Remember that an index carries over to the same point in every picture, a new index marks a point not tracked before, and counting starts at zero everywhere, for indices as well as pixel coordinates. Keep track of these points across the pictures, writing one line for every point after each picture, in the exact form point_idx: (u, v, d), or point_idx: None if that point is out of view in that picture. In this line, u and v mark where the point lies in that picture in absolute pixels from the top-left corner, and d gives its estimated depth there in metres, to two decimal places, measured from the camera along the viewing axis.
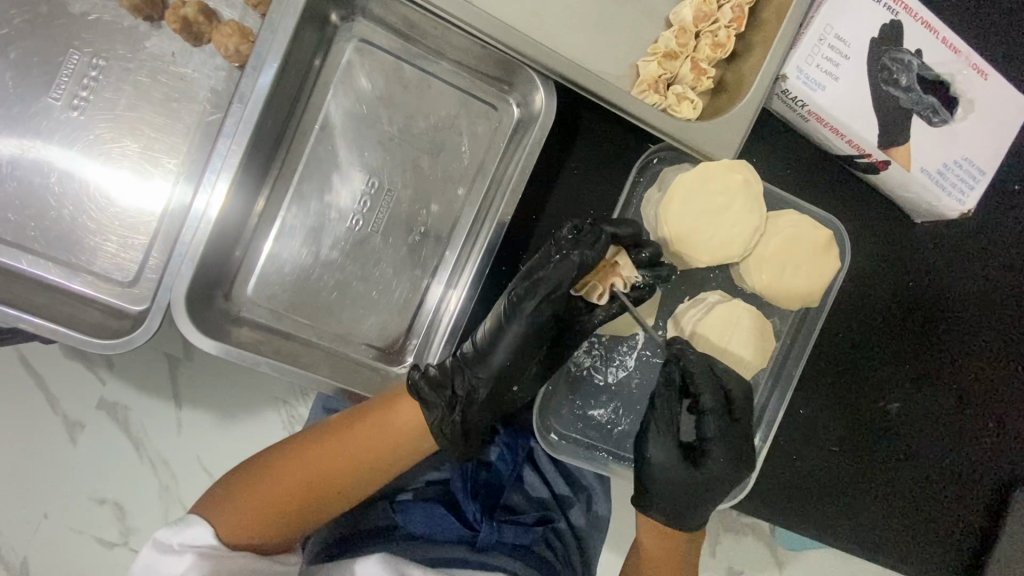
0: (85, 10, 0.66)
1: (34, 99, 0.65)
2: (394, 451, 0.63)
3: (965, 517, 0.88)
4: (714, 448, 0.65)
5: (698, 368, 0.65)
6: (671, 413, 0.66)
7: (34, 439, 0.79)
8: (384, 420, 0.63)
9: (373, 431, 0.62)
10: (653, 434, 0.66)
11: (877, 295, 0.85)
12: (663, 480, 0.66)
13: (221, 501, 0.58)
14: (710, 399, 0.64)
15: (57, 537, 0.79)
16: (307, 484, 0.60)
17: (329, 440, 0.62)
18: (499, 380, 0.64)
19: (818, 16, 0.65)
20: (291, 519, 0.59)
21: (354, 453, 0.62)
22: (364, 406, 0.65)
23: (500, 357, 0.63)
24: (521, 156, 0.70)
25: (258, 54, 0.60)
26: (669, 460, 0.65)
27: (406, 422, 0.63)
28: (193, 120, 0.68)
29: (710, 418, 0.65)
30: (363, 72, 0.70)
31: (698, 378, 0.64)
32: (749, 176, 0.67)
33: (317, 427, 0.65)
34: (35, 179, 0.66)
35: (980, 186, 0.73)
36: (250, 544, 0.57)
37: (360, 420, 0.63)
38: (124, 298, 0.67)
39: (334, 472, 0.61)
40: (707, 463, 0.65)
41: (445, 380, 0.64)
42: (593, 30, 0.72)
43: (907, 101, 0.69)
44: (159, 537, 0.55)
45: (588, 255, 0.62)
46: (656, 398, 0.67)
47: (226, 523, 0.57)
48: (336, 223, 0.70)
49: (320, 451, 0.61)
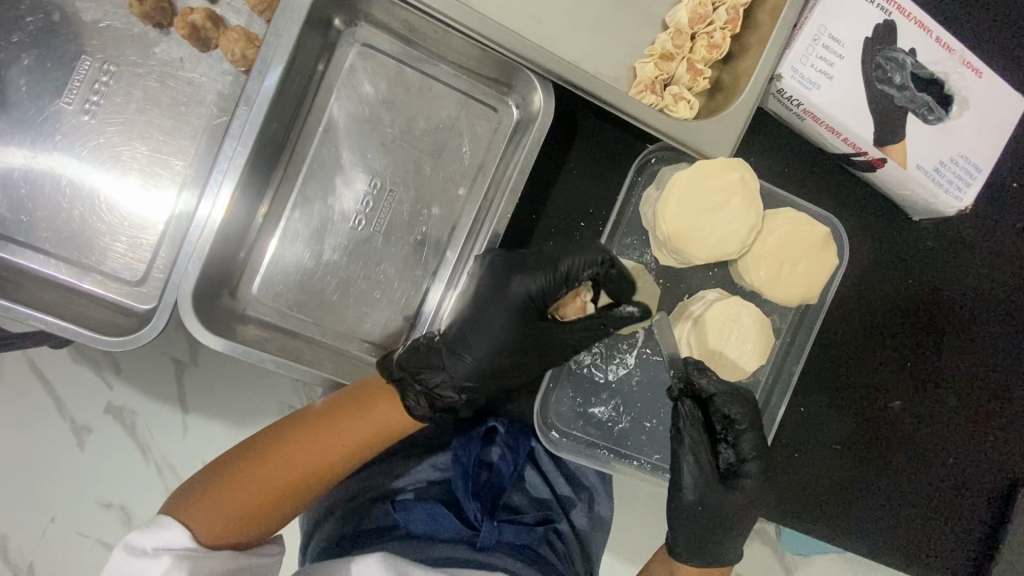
0: (96, 17, 0.68)
1: (47, 104, 0.67)
2: (376, 442, 0.64)
3: (971, 521, 0.88)
4: (751, 465, 0.67)
5: (726, 392, 0.66)
6: (703, 442, 0.66)
7: (42, 441, 0.80)
8: (366, 411, 0.64)
9: (357, 423, 0.63)
10: (694, 469, 0.66)
11: (876, 292, 0.86)
12: (707, 509, 0.66)
13: (194, 499, 0.56)
14: (741, 418, 0.66)
15: (64, 540, 0.81)
16: (284, 477, 0.59)
17: (307, 432, 0.62)
18: (500, 384, 0.67)
19: (812, 16, 0.66)
20: (272, 513, 0.58)
21: (339, 445, 0.62)
22: (335, 397, 0.65)
23: (481, 346, 0.64)
24: (521, 156, 0.71)
25: (264, 58, 0.61)
26: (711, 490, 0.66)
27: (389, 413, 0.64)
28: (201, 124, 0.70)
29: (747, 435, 0.67)
30: (366, 76, 0.72)
31: (727, 399, 0.66)
32: (747, 174, 0.68)
33: (287, 420, 0.63)
34: (47, 182, 0.67)
35: (978, 181, 0.73)
36: (230, 543, 0.55)
37: (338, 412, 0.63)
38: (133, 296, 0.69)
39: (320, 464, 0.61)
40: (747, 481, 0.67)
41: (456, 402, 0.66)
42: (591, 34, 0.73)
43: (902, 99, 0.69)
44: (130, 540, 0.51)
45: (575, 264, 0.62)
46: (684, 432, 0.66)
47: (205, 523, 0.54)
48: (340, 224, 0.71)
49: (294, 446, 0.61)
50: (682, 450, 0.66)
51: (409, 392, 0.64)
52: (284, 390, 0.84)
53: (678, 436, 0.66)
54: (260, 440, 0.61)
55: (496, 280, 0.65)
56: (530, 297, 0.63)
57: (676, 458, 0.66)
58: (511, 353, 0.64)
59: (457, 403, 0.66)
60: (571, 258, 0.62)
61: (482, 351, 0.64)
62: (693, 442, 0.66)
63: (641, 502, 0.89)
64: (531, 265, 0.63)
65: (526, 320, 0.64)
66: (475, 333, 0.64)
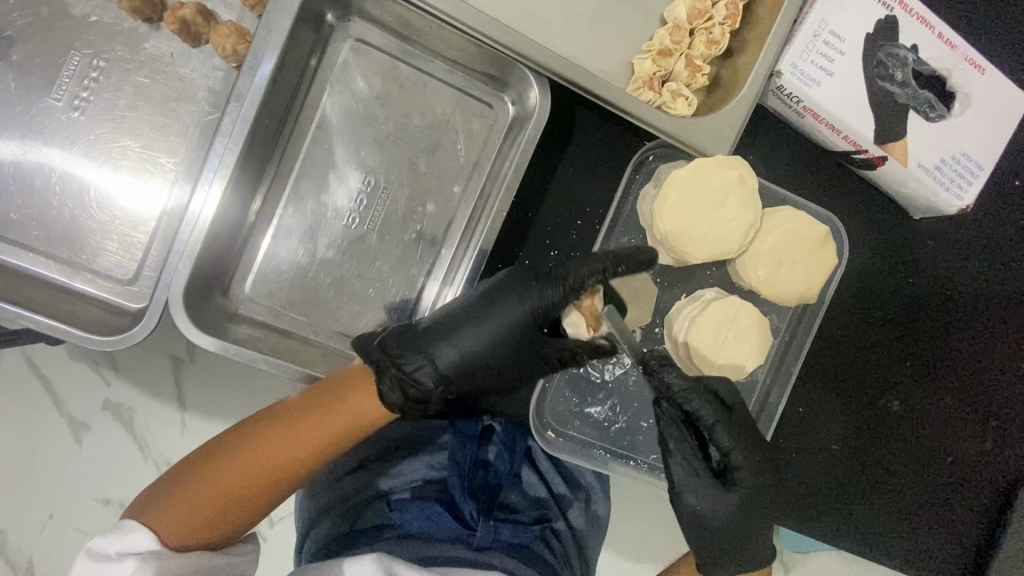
0: (86, 12, 0.67)
1: (36, 101, 0.66)
2: (352, 437, 0.61)
3: (973, 520, 0.88)
4: (738, 457, 0.63)
5: (688, 388, 0.61)
6: (688, 443, 0.63)
7: (36, 439, 0.80)
8: (342, 405, 0.60)
9: (333, 418, 0.59)
10: (685, 472, 0.63)
11: (876, 290, 0.85)
12: (712, 513, 0.62)
13: (162, 499, 0.54)
14: (711, 415, 0.61)
15: (58, 538, 0.80)
16: (256, 476, 0.57)
17: (282, 426, 0.59)
18: (483, 382, 0.64)
19: (813, 11, 0.65)
20: (246, 511, 0.57)
21: (313, 441, 0.59)
22: (308, 391, 0.62)
23: (469, 333, 0.62)
24: (516, 153, 0.70)
25: (255, 52, 0.60)
26: (711, 493, 0.62)
27: (366, 410, 0.60)
28: (192, 120, 0.69)
29: (721, 427, 0.62)
30: (359, 71, 0.71)
31: (692, 394, 0.61)
32: (746, 171, 0.67)
33: (268, 412, 0.61)
34: (37, 179, 0.67)
35: (979, 180, 0.73)
36: (199, 544, 0.54)
37: (315, 405, 0.60)
38: (124, 295, 0.68)
39: (291, 460, 0.58)
40: (742, 475, 0.63)
41: (431, 394, 0.62)
42: (588, 29, 0.72)
43: (903, 96, 0.68)
44: (94, 545, 0.51)
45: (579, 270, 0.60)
46: (666, 439, 0.63)
47: (170, 525, 0.53)
48: (333, 221, 0.71)
49: (267, 442, 0.58)
50: (669, 454, 0.63)
51: (385, 377, 0.60)
52: (280, 389, 0.83)
53: (662, 440, 0.63)
54: (234, 436, 0.59)
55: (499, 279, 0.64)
56: (536, 308, 0.61)
57: (667, 471, 0.63)
58: (499, 344, 0.62)
59: (432, 395, 0.62)
60: (578, 269, 0.61)
61: (468, 340, 0.62)
62: (675, 447, 0.63)
63: (638, 501, 0.88)
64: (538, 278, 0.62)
65: (526, 335, 0.62)
66: (464, 322, 0.62)
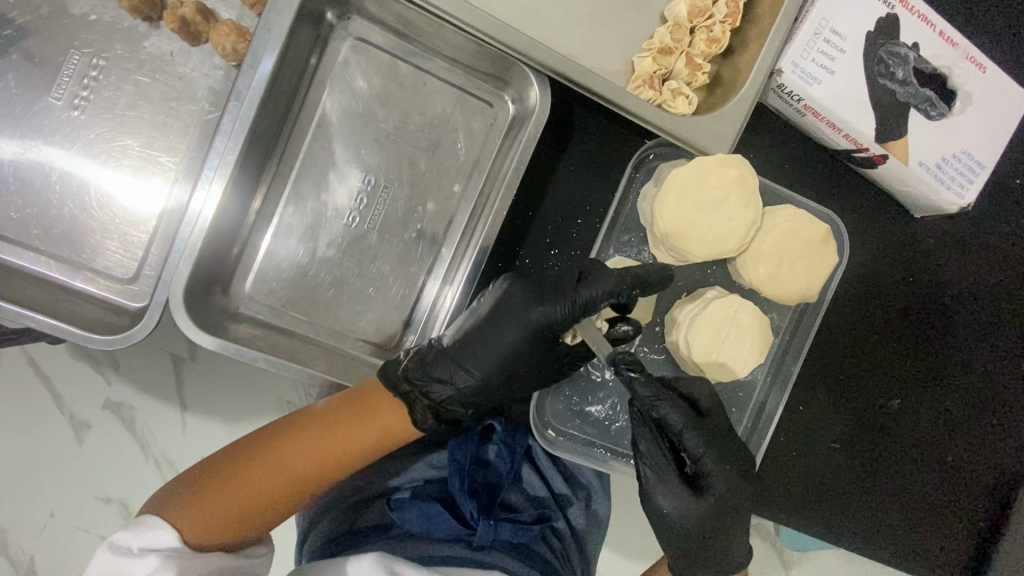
0: (85, 10, 0.67)
1: (35, 99, 0.66)
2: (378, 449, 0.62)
3: (971, 519, 0.88)
4: (709, 462, 0.63)
5: (658, 393, 0.61)
6: (659, 449, 0.62)
7: (38, 438, 0.80)
8: (371, 417, 0.62)
9: (362, 429, 0.61)
10: (656, 477, 0.62)
11: (876, 288, 0.85)
12: (682, 518, 0.62)
13: (185, 497, 0.54)
14: (681, 419, 0.62)
15: (61, 536, 0.80)
16: (281, 481, 0.58)
17: (311, 434, 0.60)
18: (504, 396, 0.68)
19: (814, 9, 0.65)
20: (267, 514, 0.58)
21: (340, 451, 0.60)
22: (337, 399, 0.63)
23: (490, 355, 0.64)
24: (516, 152, 0.70)
25: (255, 51, 0.60)
26: (683, 498, 0.62)
27: (394, 423, 0.62)
28: (192, 119, 0.69)
29: (691, 433, 0.62)
30: (359, 70, 0.71)
31: (663, 399, 0.61)
32: (746, 170, 0.67)
33: (295, 418, 0.62)
34: (36, 178, 0.67)
35: (979, 179, 0.72)
36: (219, 544, 0.54)
37: (345, 415, 0.61)
38: (124, 294, 0.68)
39: (317, 468, 0.59)
40: (712, 480, 0.63)
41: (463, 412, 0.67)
42: (588, 27, 0.72)
43: (903, 94, 0.68)
44: (116, 539, 0.51)
45: (594, 293, 0.61)
46: (637, 443, 0.63)
47: (192, 524, 0.53)
48: (334, 220, 0.71)
49: (295, 449, 0.59)
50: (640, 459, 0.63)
51: (417, 407, 0.63)
52: (280, 387, 0.83)
53: (633, 445, 0.63)
54: (260, 439, 0.60)
55: (508, 293, 0.65)
56: (545, 327, 0.63)
57: (639, 477, 0.63)
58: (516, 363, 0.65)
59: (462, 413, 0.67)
60: (592, 289, 0.62)
61: (488, 365, 0.64)
62: (645, 451, 0.62)
63: (639, 500, 0.88)
64: (549, 294, 0.63)
65: (540, 353, 0.65)
66: (481, 346, 0.64)
